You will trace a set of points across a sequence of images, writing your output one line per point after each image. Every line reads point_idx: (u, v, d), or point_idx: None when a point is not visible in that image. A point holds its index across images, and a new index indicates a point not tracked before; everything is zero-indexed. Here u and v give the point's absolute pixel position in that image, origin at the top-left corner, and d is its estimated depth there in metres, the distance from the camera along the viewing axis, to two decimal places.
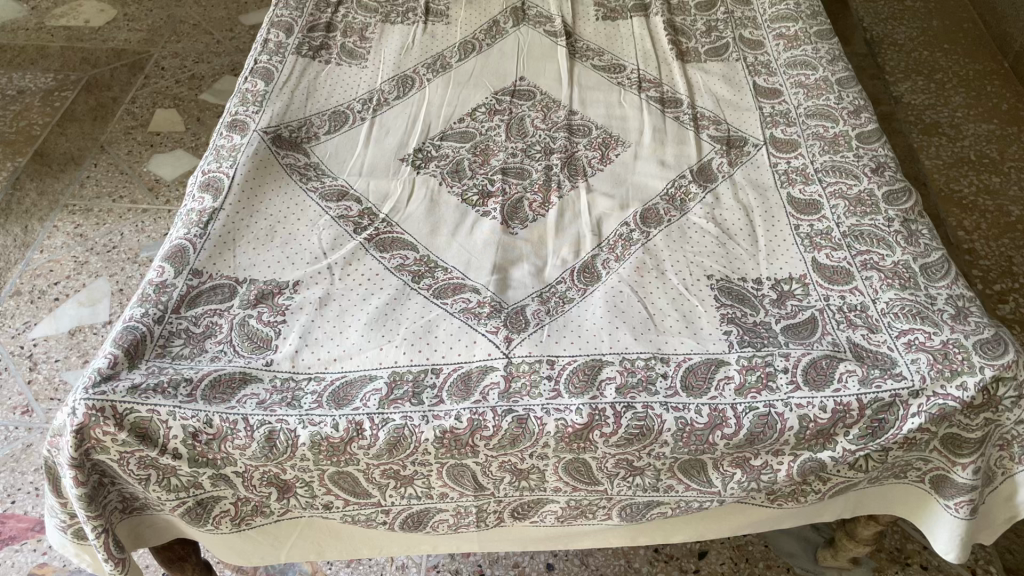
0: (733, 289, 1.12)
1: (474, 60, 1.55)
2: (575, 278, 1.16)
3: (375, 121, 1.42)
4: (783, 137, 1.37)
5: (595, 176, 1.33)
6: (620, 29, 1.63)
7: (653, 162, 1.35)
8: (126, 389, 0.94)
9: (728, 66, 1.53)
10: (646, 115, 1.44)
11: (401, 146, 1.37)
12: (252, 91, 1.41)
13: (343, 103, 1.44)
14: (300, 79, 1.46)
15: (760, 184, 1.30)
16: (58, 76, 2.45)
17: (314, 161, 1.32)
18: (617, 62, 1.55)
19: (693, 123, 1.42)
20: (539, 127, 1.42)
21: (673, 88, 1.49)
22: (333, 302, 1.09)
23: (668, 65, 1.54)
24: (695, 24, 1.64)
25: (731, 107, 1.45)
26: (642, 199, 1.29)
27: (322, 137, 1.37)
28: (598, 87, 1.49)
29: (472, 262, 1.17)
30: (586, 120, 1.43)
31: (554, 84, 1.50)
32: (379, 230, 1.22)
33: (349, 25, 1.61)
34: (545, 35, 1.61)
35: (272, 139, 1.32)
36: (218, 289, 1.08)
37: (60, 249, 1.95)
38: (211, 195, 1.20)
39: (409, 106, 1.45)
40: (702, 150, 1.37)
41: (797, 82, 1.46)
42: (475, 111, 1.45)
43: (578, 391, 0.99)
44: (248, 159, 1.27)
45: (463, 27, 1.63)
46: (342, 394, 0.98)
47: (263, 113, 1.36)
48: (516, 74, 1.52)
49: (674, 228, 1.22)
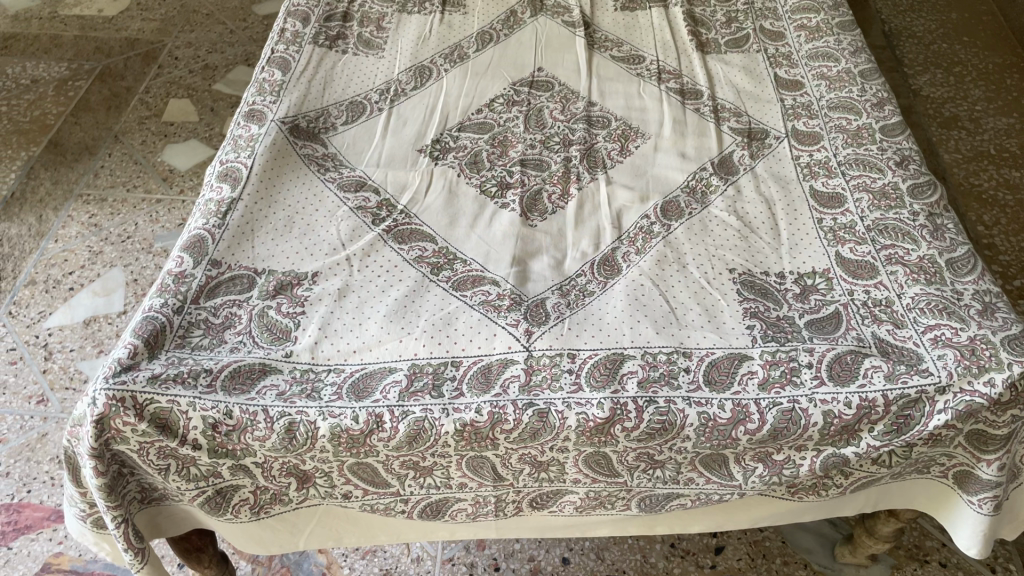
0: (755, 283, 1.11)
1: (492, 50, 1.54)
2: (595, 271, 1.15)
3: (392, 112, 1.41)
4: (805, 130, 1.36)
5: (615, 168, 1.32)
6: (639, 19, 1.62)
7: (673, 154, 1.34)
8: (146, 380, 0.93)
9: (749, 58, 1.52)
10: (666, 106, 1.42)
11: (419, 138, 1.36)
12: (269, 81, 1.40)
13: (361, 93, 1.43)
14: (318, 68, 1.45)
15: (782, 177, 1.29)
16: (72, 65, 2.45)
17: (331, 151, 1.31)
18: (637, 53, 1.54)
19: (714, 115, 1.40)
20: (558, 118, 1.41)
21: (693, 80, 1.48)
22: (353, 293, 1.09)
23: (689, 56, 1.53)
24: (716, 15, 1.62)
25: (752, 98, 1.43)
26: (662, 192, 1.27)
27: (339, 127, 1.36)
28: (617, 78, 1.48)
29: (491, 254, 1.16)
30: (605, 111, 1.42)
31: (573, 75, 1.49)
32: (398, 221, 1.21)
33: (366, 14, 1.60)
34: (563, 26, 1.59)
35: (290, 129, 1.31)
36: (237, 279, 1.08)
37: (74, 238, 1.95)
38: (229, 185, 1.19)
39: (427, 97, 1.44)
40: (723, 143, 1.36)
41: (819, 74, 1.45)
42: (494, 102, 1.43)
43: (600, 384, 0.98)
44: (266, 149, 1.26)
45: (481, 17, 1.62)
46: (362, 386, 0.98)
47: (281, 103, 1.36)
48: (534, 64, 1.51)
49: (695, 221, 1.21)
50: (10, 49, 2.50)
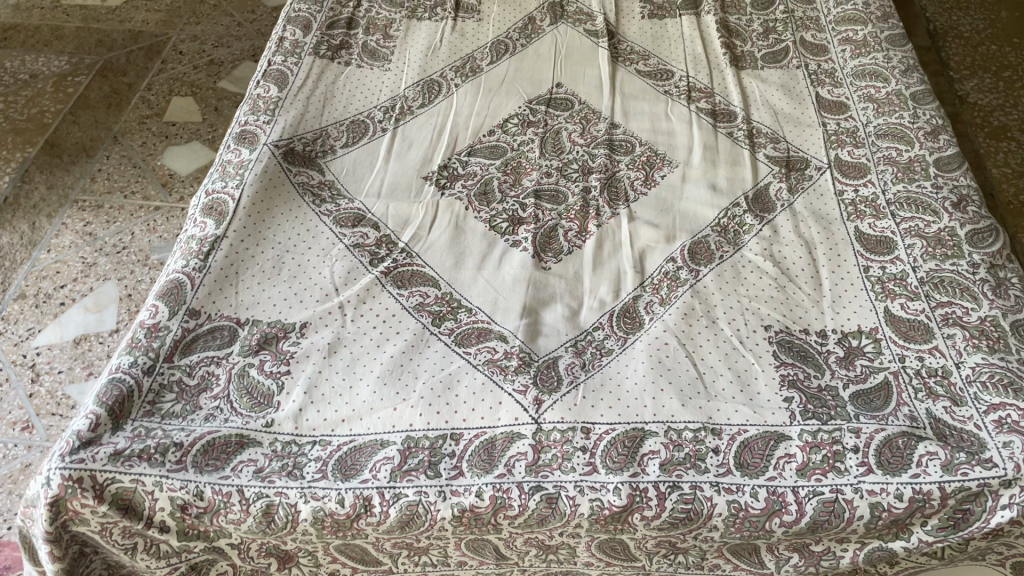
0: (793, 345, 0.99)
1: (508, 63, 1.42)
2: (614, 324, 1.03)
3: (397, 133, 1.29)
4: (849, 160, 1.23)
5: (638, 201, 1.20)
6: (668, 28, 1.49)
7: (703, 187, 1.21)
8: (108, 457, 0.83)
9: (788, 75, 1.39)
10: (696, 130, 1.30)
11: (424, 163, 1.25)
12: (264, 97, 1.29)
13: (363, 111, 1.32)
14: (317, 83, 1.34)
15: (824, 215, 1.16)
16: (72, 59, 2.35)
17: (329, 179, 1.20)
18: (665, 67, 1.41)
19: (748, 140, 1.28)
20: (577, 142, 1.29)
21: (726, 99, 1.35)
22: (344, 349, 0.98)
23: (721, 72, 1.40)
24: (752, 24, 1.49)
25: (791, 122, 1.31)
26: (690, 230, 1.15)
27: (338, 150, 1.25)
28: (643, 96, 1.36)
29: (499, 302, 1.05)
30: (629, 135, 1.30)
31: (595, 92, 1.37)
32: (398, 262, 1.10)
33: (372, 21, 1.48)
34: (585, 35, 1.47)
35: (284, 154, 1.20)
36: (217, 332, 0.97)
37: (68, 248, 1.86)
38: (213, 220, 1.08)
39: (435, 116, 1.32)
40: (758, 174, 1.23)
41: (866, 96, 1.32)
42: (507, 122, 1.32)
43: (617, 467, 0.87)
44: (256, 178, 1.15)
45: (496, 24, 1.50)
46: (349, 463, 0.87)
47: (275, 123, 1.24)
48: (553, 79, 1.39)
49: (726, 267, 1.09)
50: (9, 41, 2.40)
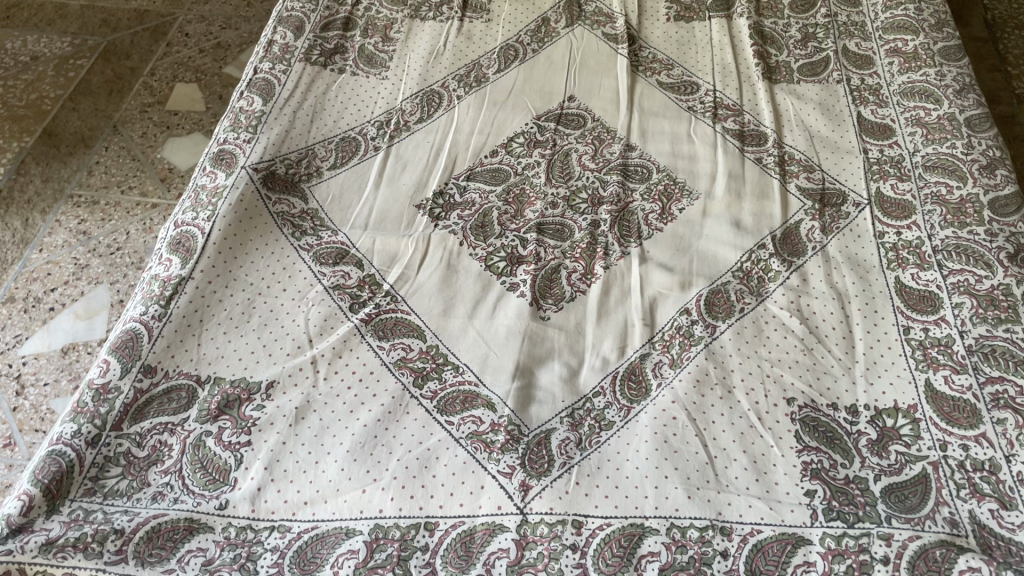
0: (819, 423, 0.87)
1: (516, 72, 1.29)
2: (617, 389, 0.92)
3: (390, 153, 1.18)
4: (892, 197, 1.10)
5: (652, 238, 1.08)
6: (696, 33, 1.35)
7: (725, 223, 1.09)
8: (38, 547, 0.75)
9: (826, 90, 1.25)
10: (720, 154, 1.17)
11: (418, 189, 1.14)
12: (246, 111, 1.18)
13: (355, 126, 1.20)
14: (306, 94, 1.23)
15: (861, 262, 1.04)
16: (75, 41, 2.26)
17: (312, 207, 1.10)
18: (689, 79, 1.28)
19: (779, 168, 1.15)
20: (588, 167, 1.17)
21: (756, 118, 1.22)
22: (313, 415, 0.88)
23: (752, 85, 1.27)
24: (789, 29, 1.35)
25: (828, 148, 1.18)
26: (708, 276, 1.03)
27: (325, 173, 1.14)
28: (664, 114, 1.23)
29: (490, 360, 0.94)
30: (646, 159, 1.18)
31: (610, 108, 1.24)
32: (381, 307, 0.99)
33: (372, 21, 1.36)
34: (604, 40, 1.34)
35: (263, 179, 1.10)
36: (174, 393, 0.88)
37: (60, 248, 1.78)
38: (180, 258, 0.99)
39: (433, 134, 1.21)
40: (788, 209, 1.10)
41: (913, 120, 1.18)
42: (512, 142, 1.20)
43: (611, 571, 0.76)
44: (230, 209, 1.05)
45: (506, 25, 1.37)
46: (308, 556, 0.77)
47: (256, 142, 1.14)
48: (564, 91, 1.27)
49: (747, 322, 0.97)
50: (11, 20, 2.31)
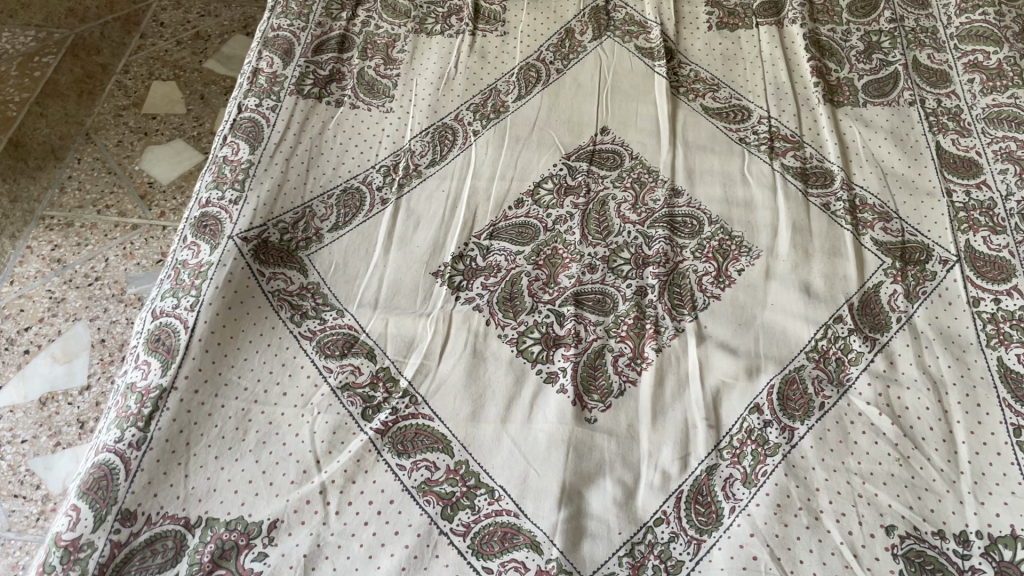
0: (925, 561, 0.74)
1: (539, 99, 1.13)
2: (683, 516, 0.78)
3: (399, 206, 1.02)
4: (986, 252, 0.95)
5: (709, 309, 0.93)
6: (742, 45, 1.18)
7: (793, 289, 0.94)
8: None
9: (897, 115, 1.09)
10: (781, 200, 1.02)
11: (434, 253, 0.98)
12: (232, 161, 1.02)
13: (358, 174, 1.04)
14: (300, 136, 1.06)
15: (956, 338, 0.89)
16: (39, 33, 2.06)
17: (312, 281, 0.94)
18: (739, 102, 1.11)
19: (851, 217, 0.99)
20: (629, 219, 1.01)
21: (819, 152, 1.06)
22: (325, 566, 0.74)
23: (812, 109, 1.10)
24: (849, 37, 1.18)
25: (905, 188, 1.02)
26: (778, 359, 0.89)
27: (325, 236, 0.98)
28: (712, 148, 1.07)
29: (531, 481, 0.80)
30: (695, 207, 1.02)
31: (650, 142, 1.08)
32: (398, 411, 0.84)
33: (371, 39, 1.19)
34: (637, 55, 1.17)
35: (255, 250, 0.94)
36: (158, 544, 0.74)
37: (33, 280, 1.62)
38: (159, 363, 0.84)
39: (448, 181, 1.05)
40: (865, 269, 0.95)
41: (1003, 154, 1.02)
42: (539, 188, 1.04)
43: None
44: (216, 293, 0.89)
45: (525, 40, 1.20)
46: None
47: (244, 203, 0.98)
48: (596, 122, 1.10)
49: (829, 422, 0.83)
50: None
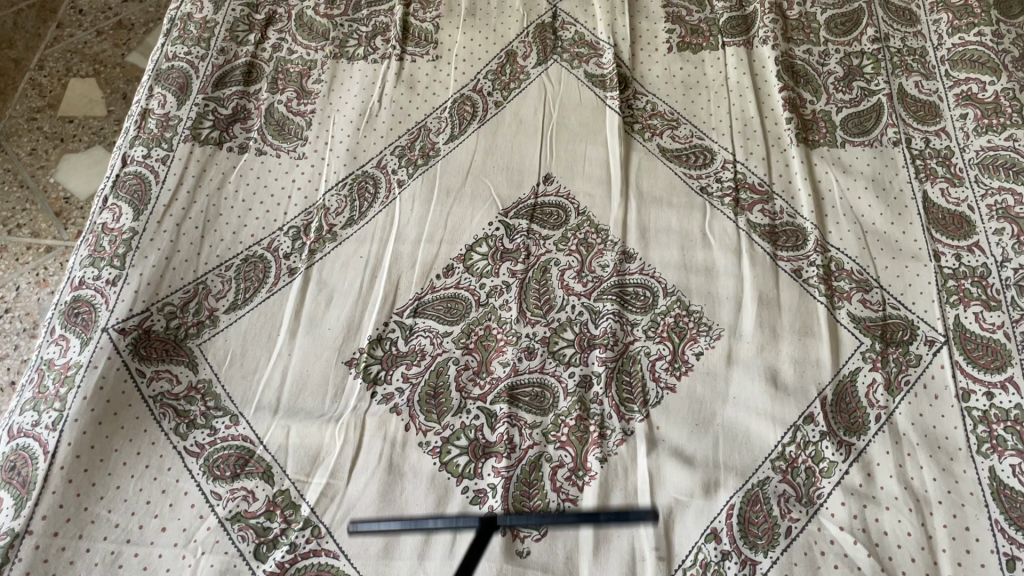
0: None
1: (474, 140, 0.99)
2: None
3: (310, 277, 0.88)
4: (977, 333, 0.83)
5: (663, 404, 0.81)
6: (706, 70, 1.04)
7: (759, 378, 0.82)
8: None
9: (880, 158, 0.96)
10: (747, 266, 0.89)
11: (348, 336, 0.85)
12: (111, 230, 0.88)
13: (263, 239, 0.90)
14: (194, 194, 0.92)
15: (942, 442, 0.77)
16: None
17: (203, 378, 0.81)
18: (701, 142, 0.98)
19: (826, 287, 0.87)
20: (574, 290, 0.88)
21: (790, 205, 0.93)
22: None
23: (783, 151, 0.97)
24: (827, 60, 1.04)
25: (887, 250, 0.89)
26: (740, 469, 0.77)
27: (220, 318, 0.85)
28: (669, 200, 0.94)
29: None
30: (649, 274, 0.89)
31: (599, 192, 0.94)
32: (296, 548, 0.72)
33: (282, 67, 1.04)
34: (587, 83, 1.03)
35: (133, 344, 0.81)
36: None
37: None
38: (11, 501, 0.72)
39: (367, 244, 0.91)
40: (840, 351, 0.83)
41: (998, 210, 0.90)
42: (472, 251, 0.91)
43: None
44: (83, 405, 0.77)
45: (459, 65, 1.05)
46: None
47: (124, 283, 0.85)
48: (538, 168, 0.97)
49: (797, 555, 0.72)
50: None
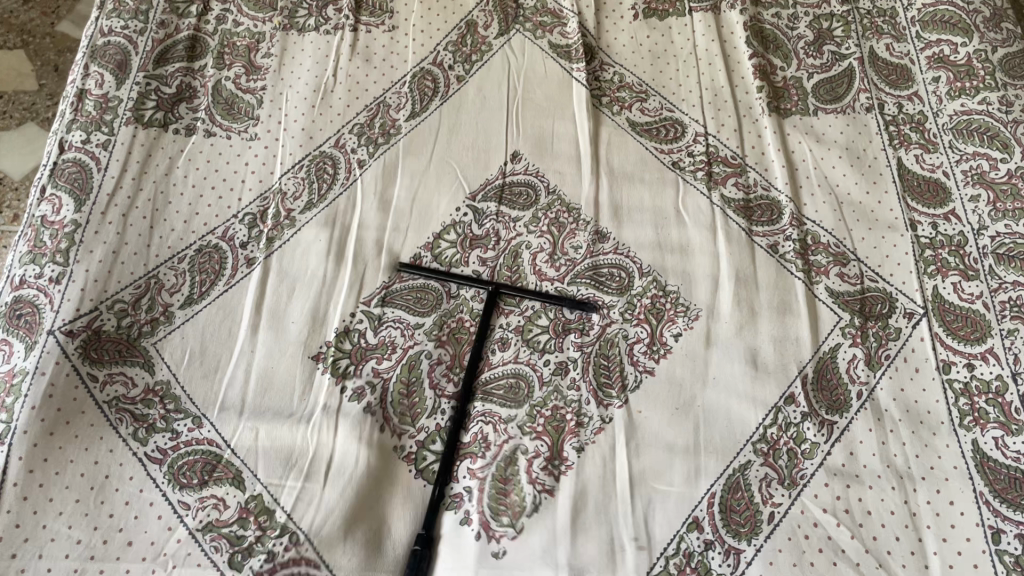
0: None
1: (437, 116, 0.94)
2: None
3: (269, 267, 0.84)
4: (956, 304, 0.82)
5: (643, 389, 0.78)
6: (673, 39, 1.01)
7: (740, 357, 0.80)
8: None
9: (854, 125, 0.94)
10: (723, 242, 0.86)
11: (311, 328, 0.80)
12: (52, 223, 0.83)
13: (217, 227, 0.85)
14: (141, 181, 0.87)
15: (925, 416, 0.77)
16: None
17: (160, 380, 0.76)
18: (671, 113, 0.95)
19: (803, 261, 0.85)
20: (546, 276, 0.85)
21: (764, 177, 0.91)
22: None
23: (755, 120, 0.95)
24: (797, 23, 1.02)
25: (863, 221, 0.88)
26: (723, 453, 0.75)
27: (175, 315, 0.80)
28: (641, 175, 0.91)
29: None
30: (623, 254, 0.86)
31: (569, 169, 0.91)
32: (274, 556, 0.68)
33: (228, 41, 0.98)
34: (552, 55, 0.99)
35: (83, 347, 0.76)
36: None
37: None
38: None
39: (327, 230, 0.86)
40: (819, 328, 0.82)
41: (973, 176, 0.89)
42: (440, 240, 0.87)
43: None
44: (33, 416, 0.72)
45: (418, 36, 1.00)
46: None
47: (69, 281, 0.79)
48: (504, 145, 0.93)
49: (781, 540, 0.71)
50: None
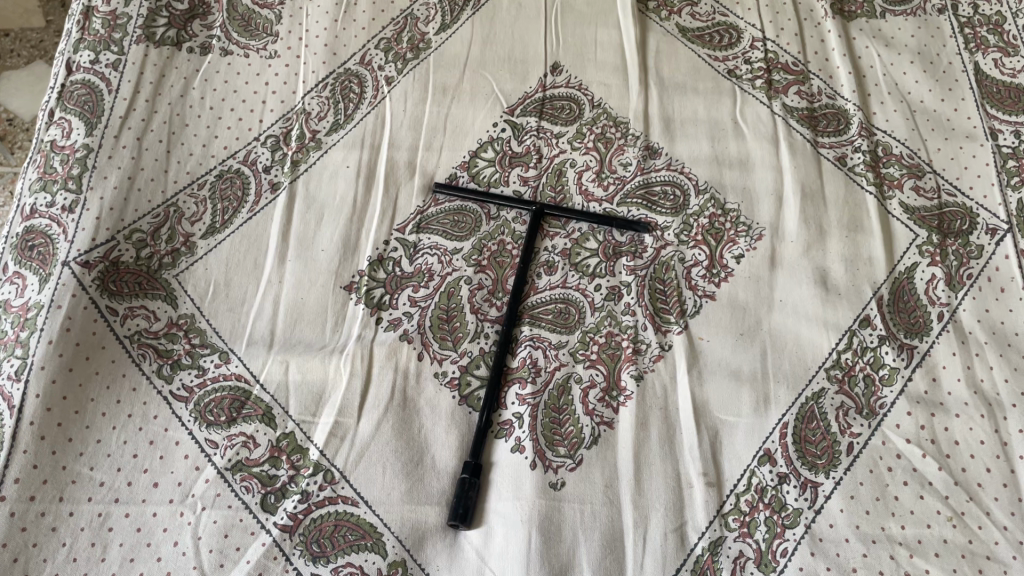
0: None
1: (470, 28, 0.87)
2: None
3: (296, 193, 0.78)
4: None
5: (702, 314, 0.72)
6: None
7: (807, 278, 0.74)
8: None
9: (925, 28, 0.87)
10: (786, 155, 0.79)
11: (342, 256, 0.75)
12: (61, 149, 0.77)
13: (238, 151, 0.79)
14: (155, 104, 0.80)
15: (1012, 339, 0.71)
16: None
17: (184, 314, 0.71)
18: (725, 19, 0.88)
19: (875, 175, 0.78)
20: (594, 196, 0.78)
21: (829, 85, 0.84)
22: None
23: (817, 24, 0.87)
24: None
25: (938, 130, 0.81)
26: (793, 381, 0.69)
27: (198, 245, 0.74)
28: (693, 85, 0.84)
29: None
30: (677, 170, 0.79)
31: (615, 82, 0.84)
32: (309, 497, 0.64)
33: None
34: None
35: (101, 279, 0.71)
36: None
37: None
38: None
39: (356, 151, 0.80)
40: (894, 246, 0.75)
41: None
42: (477, 157, 0.80)
43: None
44: (50, 351, 0.67)
45: None
46: None
47: (83, 210, 0.74)
48: (544, 58, 0.86)
49: (862, 474, 0.65)
50: None
